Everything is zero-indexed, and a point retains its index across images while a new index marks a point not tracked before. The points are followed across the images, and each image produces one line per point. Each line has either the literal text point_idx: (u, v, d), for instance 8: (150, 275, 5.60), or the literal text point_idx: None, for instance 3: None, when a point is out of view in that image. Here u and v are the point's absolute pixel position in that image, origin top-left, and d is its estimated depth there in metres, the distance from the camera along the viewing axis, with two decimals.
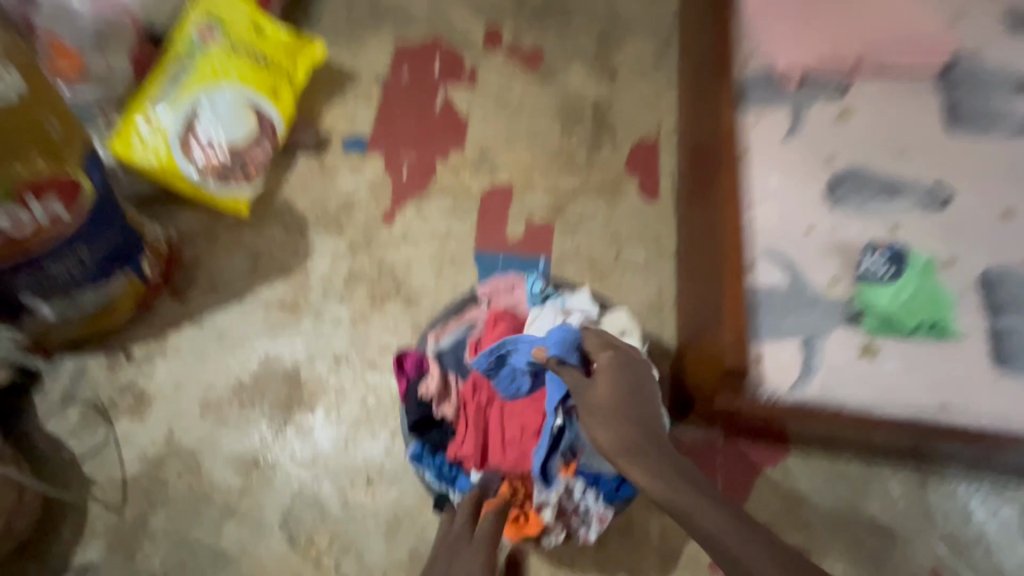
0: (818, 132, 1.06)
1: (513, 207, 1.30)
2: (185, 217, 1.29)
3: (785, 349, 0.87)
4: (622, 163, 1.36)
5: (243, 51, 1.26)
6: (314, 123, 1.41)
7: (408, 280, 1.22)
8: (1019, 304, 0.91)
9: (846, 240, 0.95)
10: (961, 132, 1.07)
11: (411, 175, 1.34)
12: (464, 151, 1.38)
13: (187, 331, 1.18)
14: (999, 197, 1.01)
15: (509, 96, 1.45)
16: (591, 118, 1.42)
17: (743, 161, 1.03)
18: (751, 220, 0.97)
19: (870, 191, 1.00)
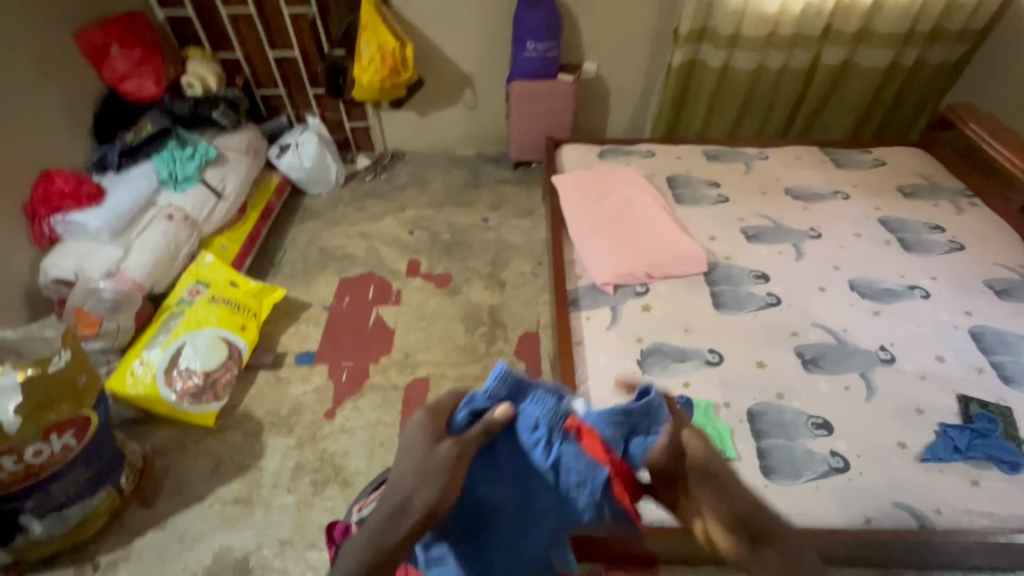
0: (629, 322, 1.55)
1: (430, 395, 1.68)
2: (160, 433, 1.57)
3: None
4: (511, 351, 1.80)
5: (221, 301, 1.71)
6: (273, 346, 1.81)
7: (345, 465, 1.51)
8: (774, 428, 1.30)
9: None
10: (725, 311, 1.58)
11: (349, 378, 1.72)
12: (392, 354, 1.79)
13: (151, 535, 1.38)
14: (756, 352, 1.47)
15: (426, 310, 1.94)
16: (487, 319, 1.90)
17: (579, 349, 1.50)
18: (586, 390, 1.39)
19: (667, 359, 1.45)
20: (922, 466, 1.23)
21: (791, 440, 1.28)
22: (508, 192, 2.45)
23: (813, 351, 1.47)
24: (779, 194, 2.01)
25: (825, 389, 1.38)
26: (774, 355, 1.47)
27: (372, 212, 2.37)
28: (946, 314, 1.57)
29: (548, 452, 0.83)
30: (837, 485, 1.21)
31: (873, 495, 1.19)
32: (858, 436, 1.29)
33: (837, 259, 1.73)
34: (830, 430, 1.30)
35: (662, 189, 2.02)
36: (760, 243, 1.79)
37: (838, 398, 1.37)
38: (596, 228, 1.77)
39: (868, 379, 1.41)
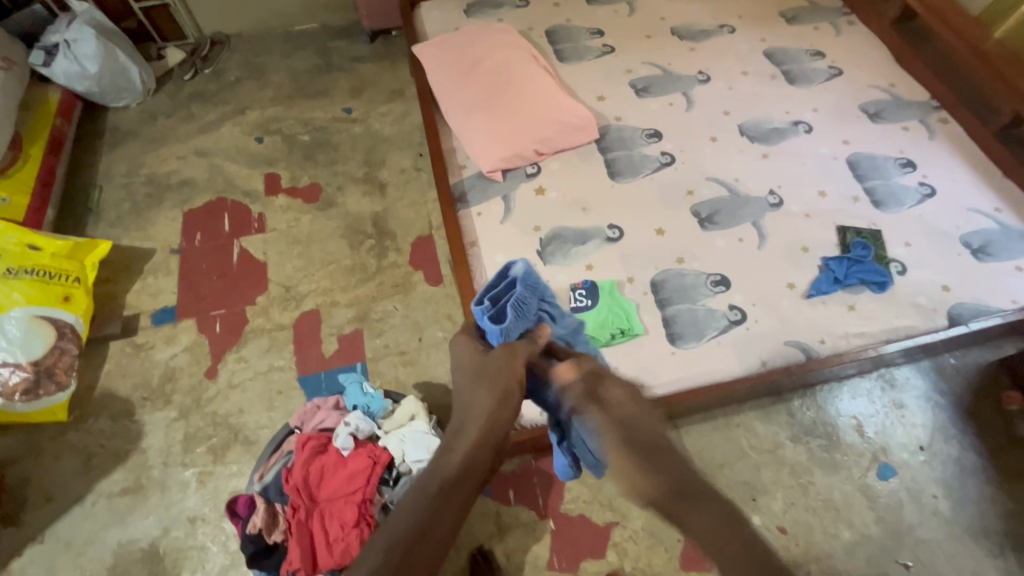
0: (524, 210, 1.41)
1: (324, 327, 1.51)
2: (3, 442, 1.32)
3: None
4: (406, 262, 1.62)
5: (23, 273, 1.34)
6: (118, 310, 1.51)
7: (243, 424, 1.36)
8: (678, 294, 1.30)
9: (558, 287, 1.30)
10: (621, 180, 1.48)
11: (224, 328, 1.49)
12: (269, 291, 1.56)
13: (31, 551, 1.21)
14: (655, 220, 1.42)
15: (298, 232, 1.67)
16: (373, 230, 1.68)
17: (474, 251, 1.36)
18: None
19: (567, 244, 1.37)
20: (808, 303, 1.30)
21: (693, 303, 1.29)
22: (369, 73, 2.06)
23: (708, 208, 1.44)
24: (666, 36, 1.83)
25: (722, 246, 1.38)
26: (671, 219, 1.42)
27: (203, 120, 1.91)
28: (826, 146, 1.57)
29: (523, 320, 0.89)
30: (737, 337, 1.25)
31: (768, 339, 1.26)
32: (752, 286, 1.32)
33: (727, 103, 1.65)
34: (728, 285, 1.32)
35: (540, 46, 1.76)
36: (650, 97, 1.65)
37: (733, 252, 1.37)
38: (472, 104, 1.53)
39: (759, 227, 1.42)
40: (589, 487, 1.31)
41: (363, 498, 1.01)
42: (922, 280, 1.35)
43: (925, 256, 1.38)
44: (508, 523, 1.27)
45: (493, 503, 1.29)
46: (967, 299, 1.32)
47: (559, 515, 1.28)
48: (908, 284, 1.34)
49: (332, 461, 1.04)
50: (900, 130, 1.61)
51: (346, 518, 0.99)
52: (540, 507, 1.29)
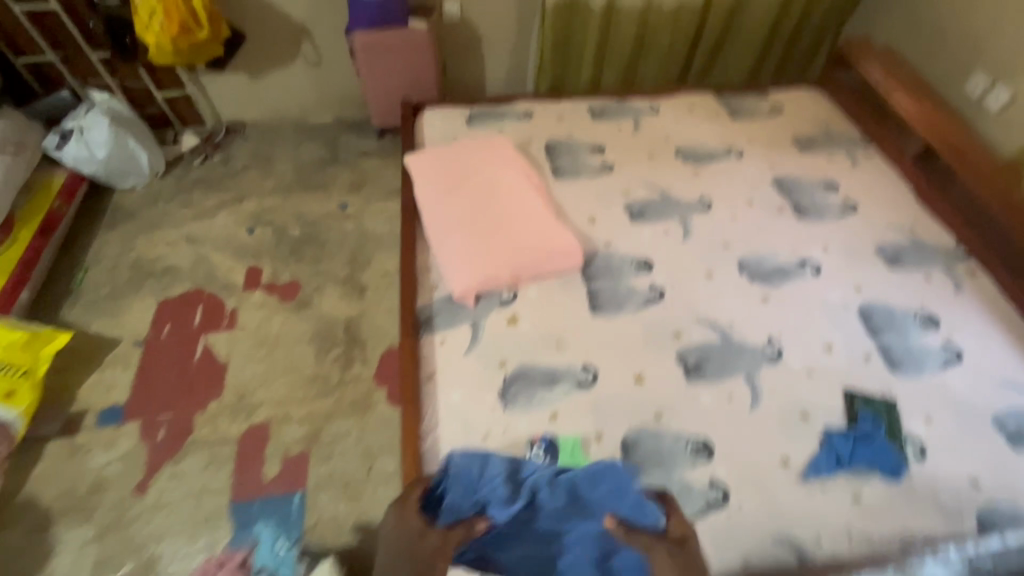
0: (492, 342, 1.30)
1: (270, 445, 1.40)
2: None
3: None
4: (371, 376, 1.52)
5: None
6: (66, 405, 1.45)
7: (160, 555, 1.23)
8: (650, 460, 1.14)
9: (516, 438, 1.16)
10: (602, 314, 1.37)
11: (167, 436, 1.41)
12: (223, 397, 1.48)
13: None
14: (634, 364, 1.28)
15: (267, 333, 1.61)
16: (343, 337, 1.60)
17: (429, 385, 1.25)
18: (435, 439, 1.16)
19: (533, 386, 1.24)
20: (803, 485, 1.11)
21: (668, 473, 1.12)
22: (372, 168, 2.08)
23: (696, 355, 1.30)
24: (669, 156, 1.77)
25: (707, 402, 1.22)
26: (653, 365, 1.28)
27: (202, 206, 1.93)
28: (835, 292, 1.43)
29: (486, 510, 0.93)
30: (716, 523, 1.07)
31: (754, 529, 1.06)
32: (738, 458, 1.14)
33: (727, 235, 1.55)
34: (711, 455, 1.15)
35: (537, 161, 1.73)
36: (644, 222, 1.57)
37: (720, 411, 1.21)
38: (453, 221, 1.47)
39: (752, 383, 1.26)
40: None
41: None
42: (945, 468, 1.14)
43: (949, 438, 1.18)
44: None
45: None
46: (1002, 500, 1.11)
47: None
48: (927, 473, 1.13)
49: None
50: (921, 278, 1.46)
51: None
52: None
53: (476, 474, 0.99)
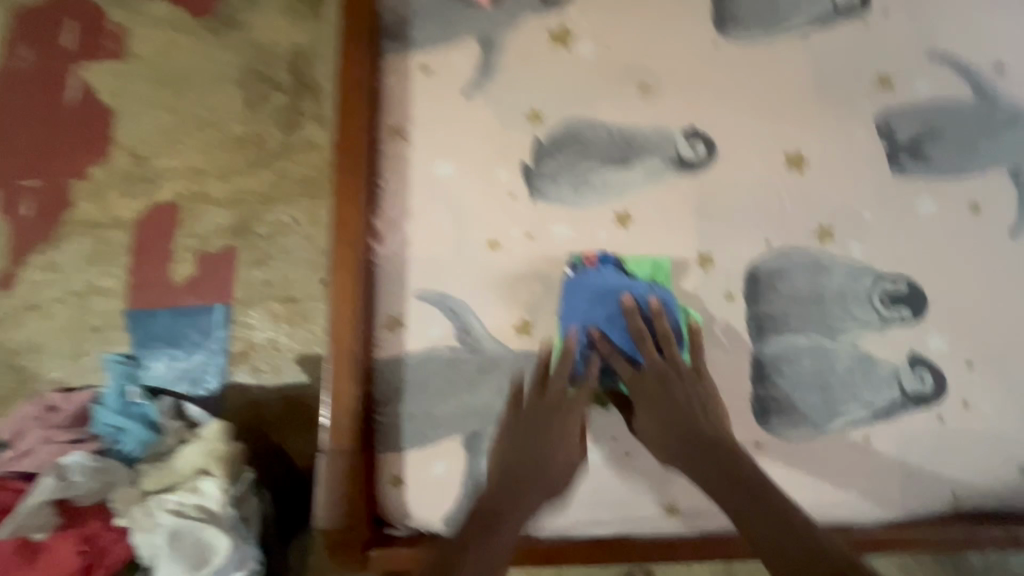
0: (518, 74, 0.69)
1: (181, 234, 0.93)
2: None
3: (435, 458, 0.57)
4: (328, 143, 0.96)
5: None
6: None
7: (37, 371, 0.88)
8: (801, 311, 0.60)
9: (549, 251, 0.63)
10: (739, 34, 0.70)
11: (37, 211, 0.95)
12: (110, 161, 0.98)
13: None
14: (790, 134, 0.66)
15: (171, 66, 1.03)
16: (286, 81, 1.01)
17: (398, 146, 0.66)
18: (402, 244, 0.63)
19: (589, 160, 0.66)
20: None
21: (830, 339, 0.59)
22: None
23: (916, 124, 0.66)
24: None
25: (926, 215, 0.63)
26: (826, 136, 0.66)
27: None
28: None
29: (464, 403, 0.58)
30: (910, 431, 0.57)
31: (984, 448, 0.57)
32: (974, 320, 0.60)
33: None
34: (920, 310, 0.60)
35: None
36: None
37: (951, 234, 0.62)
38: None
39: (1022, 184, 0.64)
40: None
41: None
42: None
43: None
44: None
45: None
46: None
47: None
48: None
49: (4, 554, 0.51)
50: None
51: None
52: None
53: (426, 358, 0.59)
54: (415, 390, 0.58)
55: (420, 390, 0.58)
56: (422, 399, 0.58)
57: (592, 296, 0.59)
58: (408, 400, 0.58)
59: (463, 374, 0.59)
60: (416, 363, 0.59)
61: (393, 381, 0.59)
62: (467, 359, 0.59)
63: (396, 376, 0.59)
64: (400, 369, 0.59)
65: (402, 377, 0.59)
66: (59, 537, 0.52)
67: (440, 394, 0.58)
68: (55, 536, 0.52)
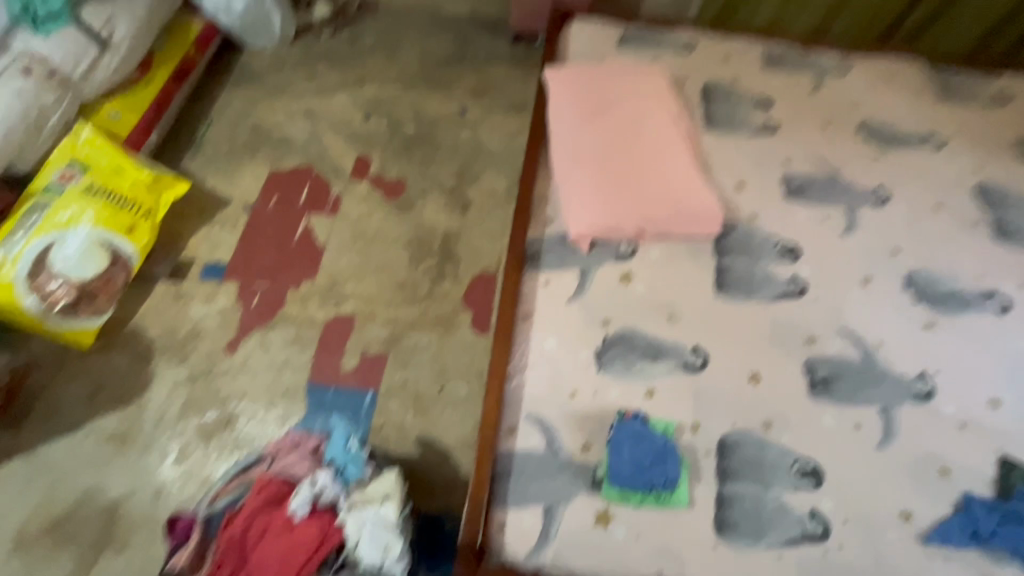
0: (599, 295, 1.19)
1: (352, 338, 1.40)
2: (36, 344, 1.35)
3: (525, 517, 0.95)
4: (459, 296, 1.47)
5: (103, 194, 1.37)
6: (177, 252, 1.50)
7: (239, 412, 1.29)
8: (749, 469, 1.02)
9: (605, 404, 1.07)
10: (728, 295, 1.20)
11: (262, 304, 1.44)
12: (315, 280, 1.48)
13: (15, 465, 1.22)
14: (752, 361, 1.13)
15: (366, 226, 1.58)
16: (438, 250, 1.54)
17: (525, 325, 1.15)
18: (522, 383, 1.08)
19: (634, 354, 1.12)
20: (922, 548, 0.96)
21: (764, 489, 1.00)
22: (499, 76, 1.92)
23: (827, 369, 1.12)
24: (849, 129, 1.48)
25: (827, 425, 1.06)
26: (773, 365, 1.12)
27: (323, 81, 1.87)
28: (1022, 340, 1.18)
29: (545, 488, 0.98)
30: (807, 556, 0.95)
31: None
32: (850, 494, 1.00)
33: (899, 239, 1.29)
34: (819, 483, 1.01)
35: (690, 103, 1.50)
36: (802, 201, 1.34)
37: (841, 440, 1.05)
38: (587, 153, 1.32)
39: (887, 418, 1.08)
40: None
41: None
42: None
43: None
44: None
45: None
46: None
47: None
48: None
49: (279, 521, 0.91)
50: None
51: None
52: None
53: (529, 455, 1.00)
54: (516, 473, 0.99)
55: (520, 474, 0.99)
56: (522, 481, 0.98)
57: (632, 433, 1.00)
58: (512, 479, 0.98)
59: (548, 470, 0.99)
60: (520, 455, 1.00)
61: (508, 464, 1.00)
62: (552, 461, 1.00)
63: (509, 462, 1.00)
64: (513, 460, 1.00)
65: (511, 464, 1.00)
66: (309, 520, 0.92)
67: (532, 476, 0.99)
68: (307, 518, 0.92)
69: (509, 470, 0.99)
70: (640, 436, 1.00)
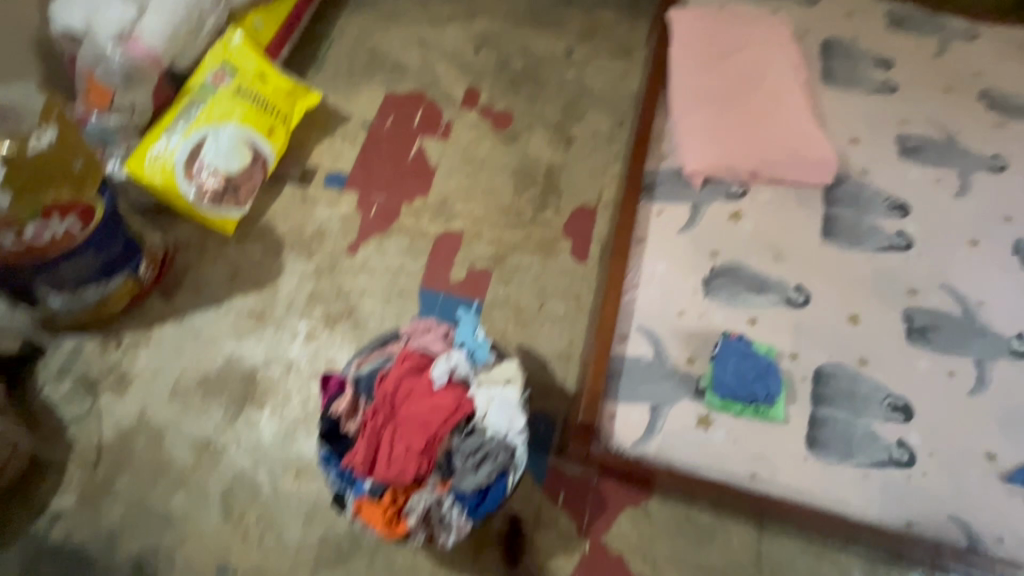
0: (709, 229, 1.26)
1: (461, 253, 1.51)
2: (183, 228, 1.51)
3: (635, 411, 1.06)
4: (560, 225, 1.55)
5: (249, 96, 1.49)
6: (304, 159, 1.62)
7: (360, 306, 1.43)
8: (842, 397, 1.09)
9: (709, 325, 1.15)
10: (833, 242, 1.25)
11: (379, 213, 1.56)
12: (427, 197, 1.59)
13: (169, 327, 1.39)
14: (851, 303, 1.19)
15: (475, 152, 1.66)
16: (541, 181, 1.62)
17: (639, 248, 1.23)
18: (634, 298, 1.17)
19: (739, 285, 1.19)
20: (1003, 486, 1.03)
21: (855, 416, 1.07)
22: (606, 20, 1.94)
23: (925, 319, 1.17)
24: (970, 95, 1.46)
25: (921, 368, 1.12)
26: (872, 310, 1.18)
27: (436, 12, 1.93)
28: None
29: (652, 391, 1.07)
30: (890, 477, 1.03)
31: (930, 499, 1.02)
32: (938, 430, 1.07)
33: (1012, 207, 1.30)
34: (908, 416, 1.08)
35: (808, 57, 1.51)
36: (916, 161, 1.36)
37: (934, 383, 1.11)
38: (705, 93, 1.36)
39: (981, 370, 1.13)
40: (639, 531, 1.21)
41: (434, 434, 1.01)
42: None
43: None
44: (546, 519, 1.22)
45: (540, 493, 1.24)
46: None
47: (598, 541, 1.20)
48: None
49: (422, 387, 1.05)
50: None
51: (424, 444, 1.00)
52: (583, 524, 1.22)
53: (640, 361, 1.10)
54: (626, 374, 1.09)
55: (630, 376, 1.09)
56: (632, 382, 1.08)
57: (735, 351, 1.09)
58: (622, 379, 1.09)
59: (656, 375, 1.09)
60: (631, 360, 1.10)
61: (622, 366, 1.10)
62: (659, 367, 1.10)
63: (621, 365, 1.10)
64: (626, 364, 1.10)
65: (622, 367, 1.10)
66: (445, 390, 1.05)
67: (640, 376, 1.09)
68: (443, 389, 1.05)
69: (620, 371, 1.09)
70: (742, 355, 1.08)
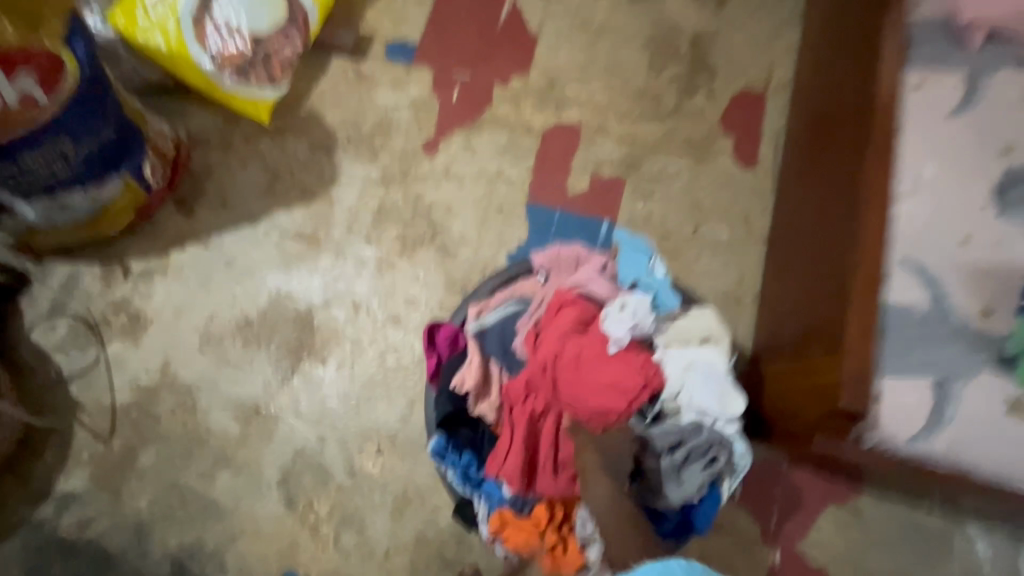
0: (999, 111, 0.80)
1: (579, 155, 1.09)
2: (196, 116, 1.09)
3: (911, 391, 0.69)
4: (716, 117, 1.11)
5: None
6: (355, 22, 1.16)
7: (446, 227, 1.04)
8: None
9: (1009, 259, 0.74)
10: None
11: (463, 99, 1.12)
12: (529, 77, 1.14)
13: (191, 252, 1.02)
14: None
15: (591, 14, 1.18)
16: (687, 55, 1.15)
17: (893, 140, 0.79)
18: (892, 218, 0.76)
19: None
20: None
21: None
22: None
23: None
24: None
25: None
26: None
27: None
28: None
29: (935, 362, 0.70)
30: None
31: None
32: None
33: None
34: None
35: None
36: None
37: None
38: None
39: None
40: (846, 539, 0.89)
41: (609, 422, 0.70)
42: None
43: None
44: (719, 521, 0.90)
45: None
46: None
47: (791, 551, 0.89)
48: None
49: (593, 351, 0.71)
50: None
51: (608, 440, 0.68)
52: (769, 528, 0.90)
53: (914, 314, 0.71)
54: (892, 330, 0.71)
55: (899, 333, 0.71)
56: (904, 345, 0.70)
57: None
58: (889, 341, 0.71)
59: (939, 333, 0.71)
60: (896, 309, 0.72)
61: (890, 318, 0.71)
62: (940, 320, 0.71)
63: (886, 318, 0.72)
64: (892, 316, 0.71)
65: (886, 321, 0.71)
66: (621, 357, 0.71)
67: (913, 332, 0.71)
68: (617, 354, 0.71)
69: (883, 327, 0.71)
70: None
